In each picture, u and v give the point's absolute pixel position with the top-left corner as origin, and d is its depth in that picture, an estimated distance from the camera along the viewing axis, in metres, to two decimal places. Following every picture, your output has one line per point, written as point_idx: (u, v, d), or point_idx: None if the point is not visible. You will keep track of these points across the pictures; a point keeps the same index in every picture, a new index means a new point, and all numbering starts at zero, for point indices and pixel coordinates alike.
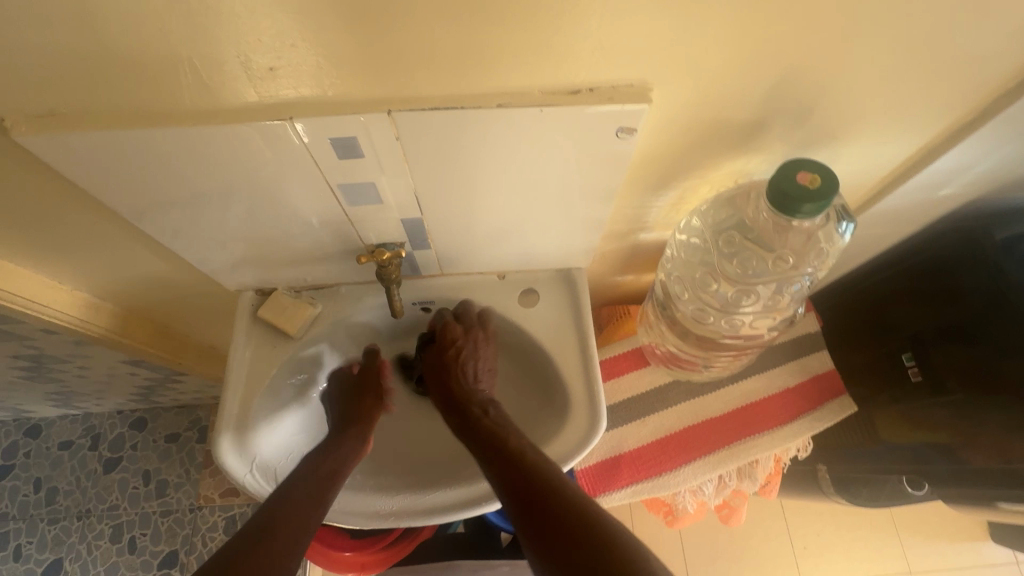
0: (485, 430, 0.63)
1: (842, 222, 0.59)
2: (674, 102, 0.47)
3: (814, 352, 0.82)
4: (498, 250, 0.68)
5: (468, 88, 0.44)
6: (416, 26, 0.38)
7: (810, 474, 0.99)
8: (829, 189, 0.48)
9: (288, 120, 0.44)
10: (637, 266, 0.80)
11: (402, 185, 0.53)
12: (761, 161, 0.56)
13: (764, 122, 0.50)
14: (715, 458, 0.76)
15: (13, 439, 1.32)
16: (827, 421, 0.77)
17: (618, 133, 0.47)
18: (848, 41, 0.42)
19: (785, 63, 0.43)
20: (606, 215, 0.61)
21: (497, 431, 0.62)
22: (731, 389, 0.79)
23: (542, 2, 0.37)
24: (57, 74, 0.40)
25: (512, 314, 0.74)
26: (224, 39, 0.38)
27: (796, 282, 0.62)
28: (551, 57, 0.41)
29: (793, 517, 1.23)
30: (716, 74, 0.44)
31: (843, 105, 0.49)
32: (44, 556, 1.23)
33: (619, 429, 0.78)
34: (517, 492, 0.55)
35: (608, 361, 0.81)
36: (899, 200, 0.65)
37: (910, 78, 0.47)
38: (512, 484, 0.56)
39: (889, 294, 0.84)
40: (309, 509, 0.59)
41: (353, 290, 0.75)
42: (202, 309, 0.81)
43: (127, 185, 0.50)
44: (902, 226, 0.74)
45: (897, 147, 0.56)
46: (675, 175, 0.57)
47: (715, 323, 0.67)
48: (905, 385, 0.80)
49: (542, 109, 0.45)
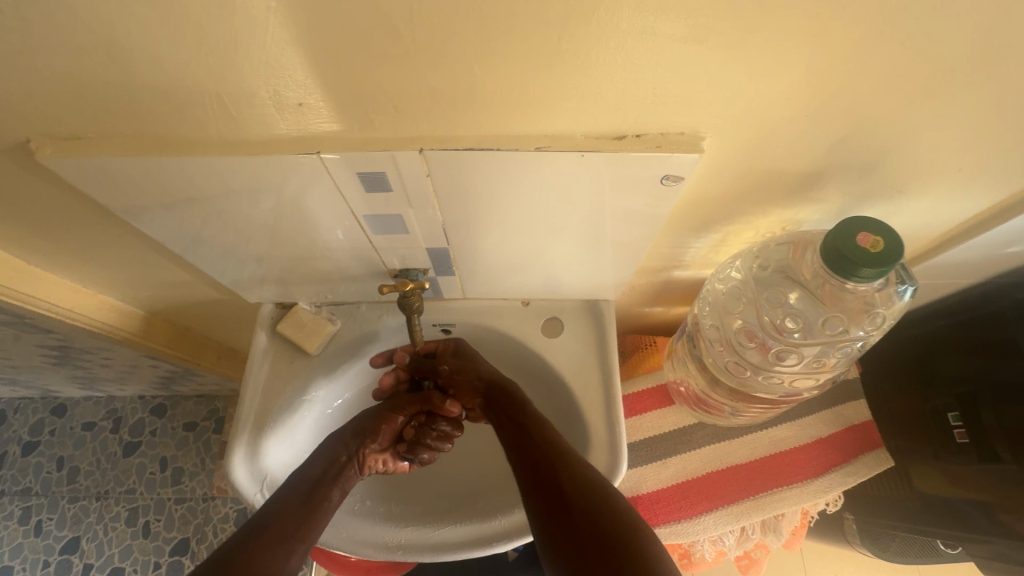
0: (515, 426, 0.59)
1: (902, 284, 0.54)
2: (727, 148, 0.43)
3: (851, 402, 0.77)
4: (523, 280, 0.65)
5: (507, 129, 0.41)
6: (454, 69, 0.36)
7: (836, 520, 0.95)
8: (892, 254, 0.45)
9: (316, 155, 0.42)
10: (669, 299, 0.76)
11: (430, 216, 0.51)
12: (813, 212, 0.52)
13: (821, 173, 0.46)
14: (738, 509, 0.73)
15: (41, 417, 1.35)
16: (860, 477, 0.73)
17: (663, 180, 0.45)
18: (929, 100, 0.38)
19: (853, 117, 0.40)
20: (640, 254, 0.58)
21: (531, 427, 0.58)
22: (759, 435, 0.75)
23: (593, 51, 0.34)
24: (81, 99, 0.39)
25: (534, 344, 0.72)
26: (254, 75, 0.36)
27: (845, 345, 0.58)
28: (598, 103, 0.39)
29: (812, 555, 1.18)
30: (775, 125, 0.41)
31: (912, 160, 0.45)
32: (63, 533, 1.26)
33: (639, 468, 0.75)
34: (542, 492, 0.52)
35: (631, 396, 0.78)
36: (961, 253, 0.60)
37: (995, 138, 0.42)
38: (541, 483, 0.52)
39: (937, 344, 0.79)
40: (301, 515, 0.56)
41: (373, 308, 0.73)
42: (222, 314, 0.80)
43: (151, 204, 0.49)
44: (959, 277, 0.69)
45: (970, 202, 0.51)
46: (718, 220, 0.54)
47: (750, 377, 0.63)
48: (949, 445, 0.73)
49: (583, 154, 0.42)
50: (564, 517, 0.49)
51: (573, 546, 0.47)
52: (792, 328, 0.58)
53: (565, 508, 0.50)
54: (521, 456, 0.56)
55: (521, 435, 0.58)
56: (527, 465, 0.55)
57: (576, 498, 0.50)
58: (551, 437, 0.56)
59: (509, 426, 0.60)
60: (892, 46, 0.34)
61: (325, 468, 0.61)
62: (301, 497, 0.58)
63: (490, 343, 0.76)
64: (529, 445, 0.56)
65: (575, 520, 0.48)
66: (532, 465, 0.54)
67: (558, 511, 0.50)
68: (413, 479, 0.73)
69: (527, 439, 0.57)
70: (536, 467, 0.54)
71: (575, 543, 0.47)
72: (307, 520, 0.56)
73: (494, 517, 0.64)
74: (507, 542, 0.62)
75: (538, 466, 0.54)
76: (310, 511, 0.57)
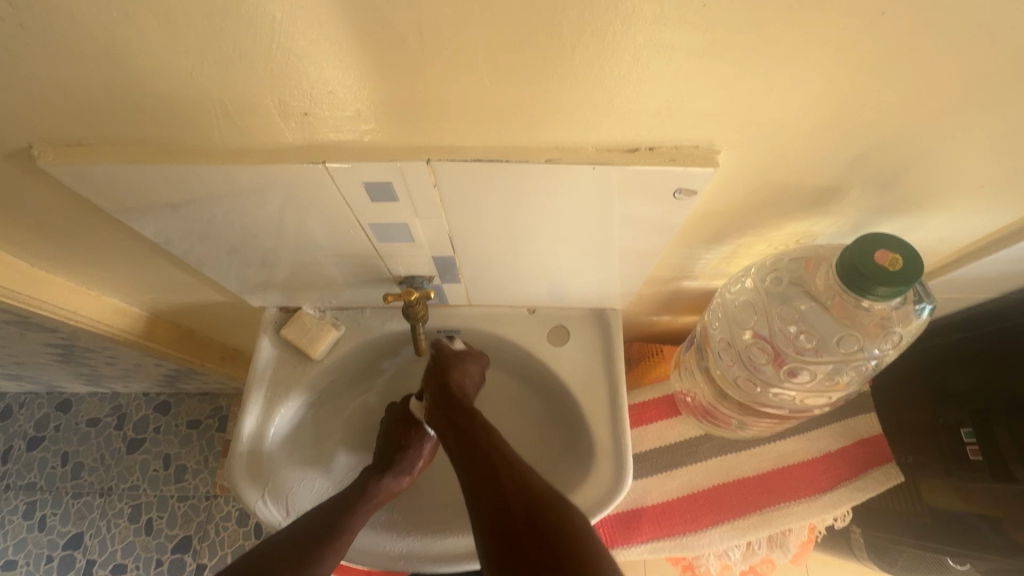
0: (473, 434, 0.57)
1: (920, 303, 0.53)
2: (742, 162, 0.42)
3: (861, 415, 0.76)
4: (530, 288, 0.64)
5: (517, 140, 0.40)
6: (463, 79, 0.35)
7: (843, 533, 0.93)
8: (911, 273, 0.44)
9: (322, 164, 0.42)
10: (677, 309, 0.75)
11: (435, 224, 0.50)
12: (828, 225, 0.51)
13: (838, 187, 0.45)
14: (745, 524, 0.71)
15: (46, 412, 1.36)
16: (869, 493, 0.72)
17: (675, 194, 0.44)
18: (953, 117, 0.37)
19: (873, 133, 0.39)
20: (649, 265, 0.57)
21: (485, 437, 0.56)
22: (767, 449, 0.74)
23: (606, 63, 0.33)
24: (81, 105, 0.38)
25: (539, 352, 0.71)
26: (260, 85, 0.36)
27: (859, 364, 0.57)
28: (610, 116, 0.38)
29: (818, 568, 1.15)
30: (790, 140, 0.40)
31: (933, 176, 0.44)
32: (67, 529, 1.27)
33: (644, 479, 0.74)
34: (485, 501, 0.50)
35: (637, 406, 0.77)
36: (977, 269, 0.59)
37: (1020, 156, 0.41)
38: (484, 488, 0.51)
39: (951, 357, 0.77)
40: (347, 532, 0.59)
41: (377, 313, 0.72)
42: (226, 317, 0.80)
43: (153, 209, 0.49)
44: (975, 292, 0.67)
45: (990, 218, 0.50)
46: (730, 232, 0.53)
47: (758, 393, 0.63)
48: (961, 461, 0.71)
49: (595, 167, 0.41)
50: (507, 533, 0.47)
51: (510, 546, 0.46)
52: (806, 345, 0.57)
53: (507, 521, 0.48)
54: (467, 462, 0.54)
55: (466, 441, 0.56)
56: (471, 471, 0.53)
57: (516, 500, 0.49)
58: (494, 442, 0.55)
59: (456, 433, 0.58)
60: (915, 63, 0.33)
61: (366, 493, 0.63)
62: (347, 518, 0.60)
63: (494, 350, 0.75)
64: (473, 449, 0.55)
65: (515, 525, 0.47)
66: (479, 470, 0.52)
67: (496, 512, 0.49)
68: (416, 488, 0.72)
69: (473, 448, 0.55)
70: (479, 469, 0.53)
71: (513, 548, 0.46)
72: (348, 539, 0.59)
73: None
74: None
75: (484, 471, 0.52)
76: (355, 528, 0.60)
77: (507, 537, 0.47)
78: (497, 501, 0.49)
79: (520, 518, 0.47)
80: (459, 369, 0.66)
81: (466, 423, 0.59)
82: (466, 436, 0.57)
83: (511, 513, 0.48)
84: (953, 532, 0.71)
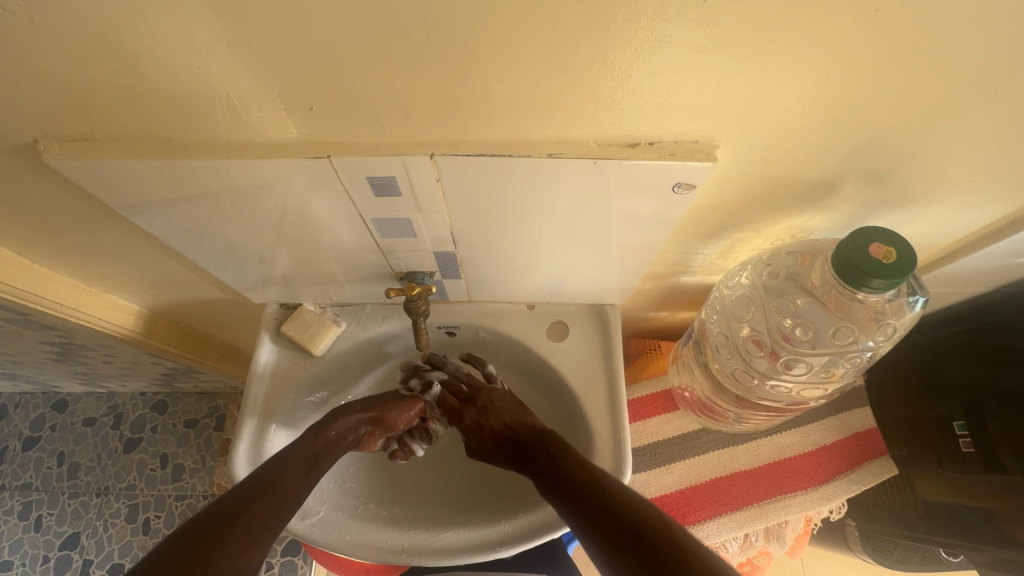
0: (530, 441, 0.64)
1: (914, 295, 0.54)
2: (740, 157, 0.43)
3: (855, 409, 0.78)
4: (529, 284, 0.65)
5: (519, 135, 0.41)
6: (467, 73, 0.35)
7: (839, 528, 0.94)
8: (904, 266, 0.45)
9: (326, 159, 0.42)
10: (675, 304, 0.76)
11: (437, 220, 0.50)
12: (824, 220, 0.52)
13: (833, 182, 0.46)
14: (742, 516, 0.72)
15: (42, 412, 1.35)
16: (864, 485, 0.73)
17: (675, 189, 0.44)
18: (947, 112, 0.38)
19: (868, 129, 0.40)
20: (648, 260, 0.57)
21: (541, 439, 0.63)
22: (764, 442, 0.75)
23: (607, 58, 0.34)
24: (87, 100, 0.39)
25: (539, 348, 0.71)
26: (265, 80, 0.36)
27: (853, 357, 0.58)
28: (611, 110, 0.38)
29: (814, 564, 1.16)
30: (787, 134, 0.40)
31: (925, 172, 0.45)
32: (63, 529, 1.26)
33: (642, 474, 0.75)
34: (561, 485, 0.56)
35: (635, 401, 0.78)
36: (972, 262, 0.60)
37: (1011, 151, 0.42)
38: (558, 478, 0.57)
39: (943, 351, 0.78)
40: (298, 486, 0.58)
41: (378, 309, 0.73)
42: (226, 314, 0.80)
43: (155, 204, 0.49)
44: (967, 286, 0.69)
45: (981, 213, 0.51)
46: (727, 227, 0.53)
47: (755, 386, 0.64)
48: (953, 452, 0.73)
49: (595, 162, 0.42)
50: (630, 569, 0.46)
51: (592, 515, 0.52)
52: (801, 337, 0.58)
53: (607, 531, 0.50)
54: (536, 468, 0.61)
55: (528, 450, 0.63)
56: (542, 473, 0.60)
57: (587, 480, 0.55)
58: (552, 443, 0.62)
59: (513, 448, 0.66)
60: (909, 59, 0.34)
61: (326, 440, 0.63)
62: (302, 472, 0.59)
63: (494, 346, 0.76)
64: (538, 454, 0.62)
65: (591, 498, 0.53)
66: (547, 471, 0.59)
67: (572, 493, 0.55)
68: (417, 484, 0.73)
69: (542, 458, 0.61)
70: (549, 468, 0.59)
71: (595, 515, 0.51)
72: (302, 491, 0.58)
73: (499, 522, 0.64)
74: (510, 547, 0.62)
75: (551, 469, 0.59)
76: (308, 483, 0.59)
77: (586, 508, 0.53)
78: (592, 518, 0.51)
79: (630, 541, 0.48)
80: (484, 403, 0.68)
81: (531, 453, 0.63)
82: (538, 455, 0.62)
83: (609, 530, 0.50)
84: (945, 524, 0.72)
